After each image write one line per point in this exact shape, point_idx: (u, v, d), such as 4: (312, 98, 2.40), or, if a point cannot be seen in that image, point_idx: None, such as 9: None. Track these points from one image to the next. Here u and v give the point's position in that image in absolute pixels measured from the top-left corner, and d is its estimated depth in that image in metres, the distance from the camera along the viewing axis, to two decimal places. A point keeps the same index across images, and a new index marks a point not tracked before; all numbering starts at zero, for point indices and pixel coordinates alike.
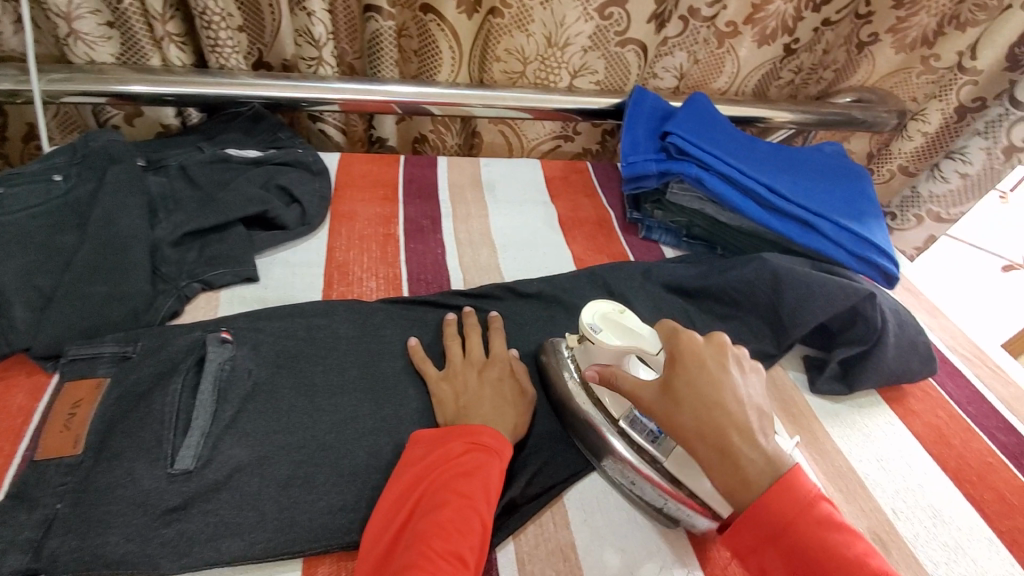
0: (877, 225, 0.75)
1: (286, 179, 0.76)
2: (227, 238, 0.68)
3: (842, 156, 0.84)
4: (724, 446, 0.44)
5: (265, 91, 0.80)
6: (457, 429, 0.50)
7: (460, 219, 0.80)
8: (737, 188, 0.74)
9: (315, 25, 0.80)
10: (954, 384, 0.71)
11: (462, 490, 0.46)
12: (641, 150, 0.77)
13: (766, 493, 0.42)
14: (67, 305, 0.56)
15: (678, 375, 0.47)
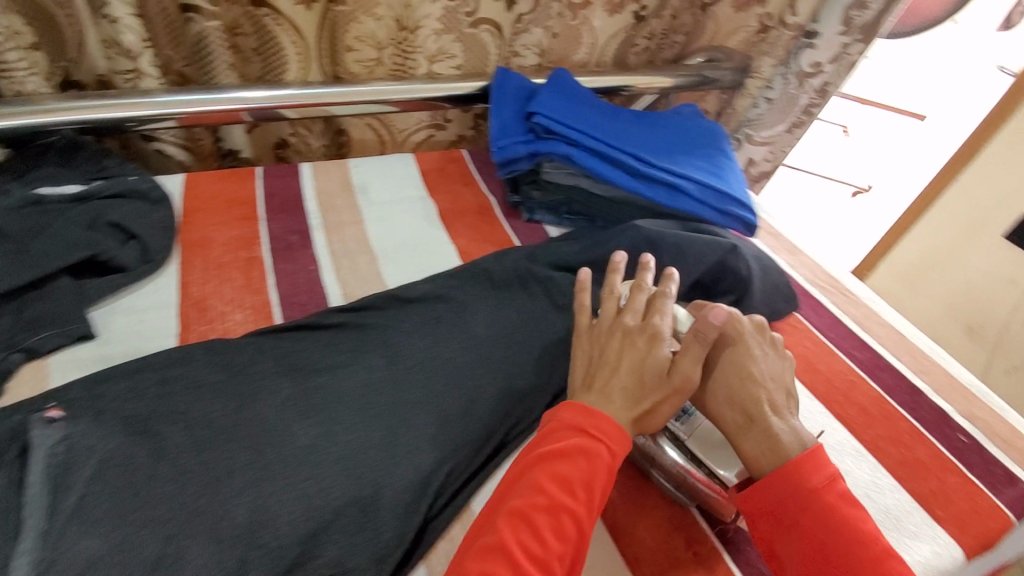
0: (733, 176, 0.83)
1: (119, 215, 0.66)
2: (49, 293, 0.58)
3: (701, 119, 0.91)
4: (753, 416, 0.52)
5: (80, 115, 0.68)
6: (582, 413, 0.50)
7: (334, 229, 0.76)
8: (607, 161, 0.79)
9: (123, 32, 0.69)
10: (816, 314, 0.78)
11: (562, 485, 0.46)
12: (509, 133, 0.81)
13: (796, 460, 0.48)
14: None
15: (719, 356, 0.56)
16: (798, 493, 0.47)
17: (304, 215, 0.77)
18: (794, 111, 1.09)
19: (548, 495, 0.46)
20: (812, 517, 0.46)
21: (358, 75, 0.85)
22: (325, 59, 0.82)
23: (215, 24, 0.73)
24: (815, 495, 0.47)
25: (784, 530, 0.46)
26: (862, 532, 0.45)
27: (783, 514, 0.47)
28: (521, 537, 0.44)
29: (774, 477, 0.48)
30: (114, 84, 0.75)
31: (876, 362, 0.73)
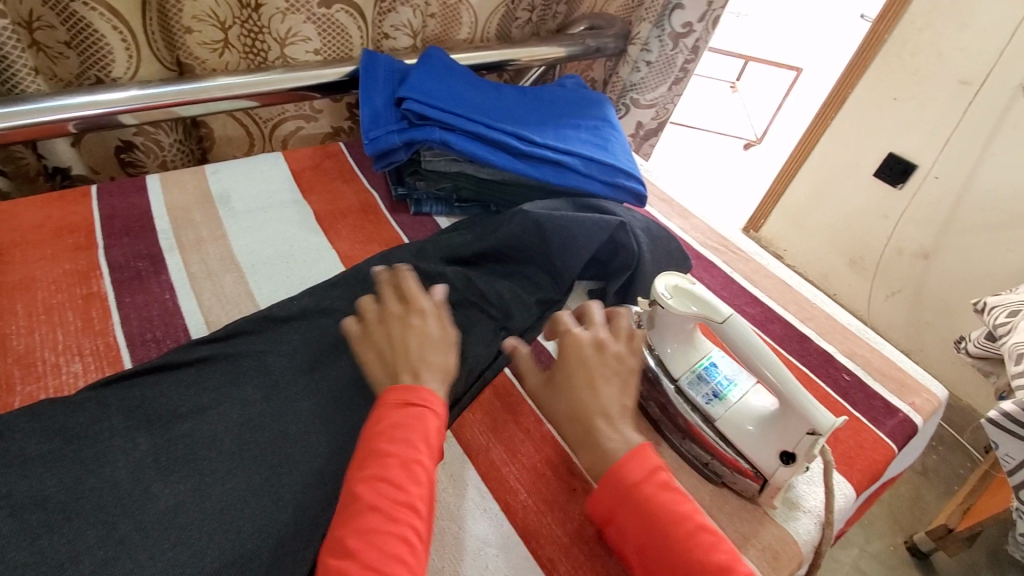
0: (622, 150, 0.81)
1: None
2: (107, 272, 0.62)
3: (581, 88, 0.90)
4: (589, 429, 0.47)
5: (177, 86, 0.73)
6: (395, 390, 0.48)
7: (359, 211, 0.77)
8: (486, 143, 0.72)
9: (218, 6, 0.75)
10: (815, 311, 0.77)
11: (416, 437, 0.46)
12: (381, 123, 0.72)
13: (618, 465, 0.45)
14: None
15: (565, 367, 0.51)
16: (620, 495, 0.44)
17: (340, 192, 0.79)
18: (671, 71, 1.15)
19: (398, 456, 0.44)
20: (642, 512, 0.43)
21: (394, 41, 0.92)
22: (374, 30, 0.89)
23: (285, 3, 0.78)
24: (635, 494, 0.44)
25: (619, 520, 0.44)
26: (678, 520, 0.43)
27: (619, 511, 0.44)
28: (382, 494, 0.42)
29: (613, 479, 0.45)
30: (195, 54, 0.77)
31: (841, 335, 0.74)
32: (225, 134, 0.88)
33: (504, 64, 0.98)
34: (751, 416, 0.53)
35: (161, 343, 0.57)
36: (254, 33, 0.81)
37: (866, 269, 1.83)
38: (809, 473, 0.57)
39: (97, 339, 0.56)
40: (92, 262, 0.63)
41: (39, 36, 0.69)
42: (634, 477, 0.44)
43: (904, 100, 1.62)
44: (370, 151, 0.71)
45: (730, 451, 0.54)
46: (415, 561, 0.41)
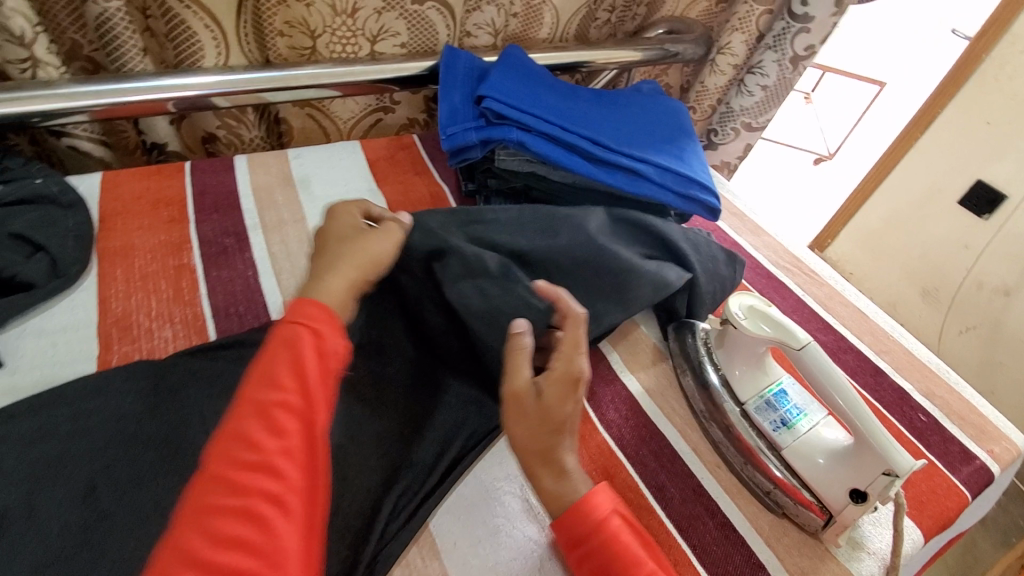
0: (697, 160, 0.79)
1: (19, 222, 0.58)
2: (193, 247, 0.65)
3: (658, 94, 0.89)
4: (552, 461, 0.45)
5: (261, 77, 0.76)
6: (283, 316, 0.46)
7: (429, 205, 0.78)
8: (562, 146, 0.72)
9: (311, 15, 0.78)
10: (891, 346, 0.73)
11: (288, 380, 0.42)
12: (459, 119, 0.73)
13: (580, 508, 0.44)
14: (32, 333, 0.54)
15: (552, 387, 0.46)
16: (585, 533, 0.43)
17: (412, 183, 0.81)
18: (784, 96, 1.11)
19: (262, 407, 0.40)
20: (602, 550, 0.42)
21: (475, 40, 0.93)
22: (458, 27, 0.90)
23: (380, 2, 0.80)
24: (600, 529, 0.43)
25: (584, 558, 0.43)
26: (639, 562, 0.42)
27: (580, 548, 0.43)
28: (238, 459, 0.38)
29: (574, 516, 0.44)
30: (281, 54, 0.81)
31: (921, 374, 0.70)
32: (303, 130, 0.92)
33: (576, 65, 0.97)
34: (823, 449, 0.52)
35: (242, 318, 0.60)
36: (344, 39, 0.83)
37: (940, 301, 1.73)
38: (877, 514, 0.55)
39: (185, 309, 0.59)
40: (183, 235, 0.66)
41: (149, 23, 0.73)
42: (597, 513, 0.43)
43: (998, 125, 1.51)
44: (446, 146, 0.72)
45: (794, 480, 0.53)
46: (270, 545, 0.35)
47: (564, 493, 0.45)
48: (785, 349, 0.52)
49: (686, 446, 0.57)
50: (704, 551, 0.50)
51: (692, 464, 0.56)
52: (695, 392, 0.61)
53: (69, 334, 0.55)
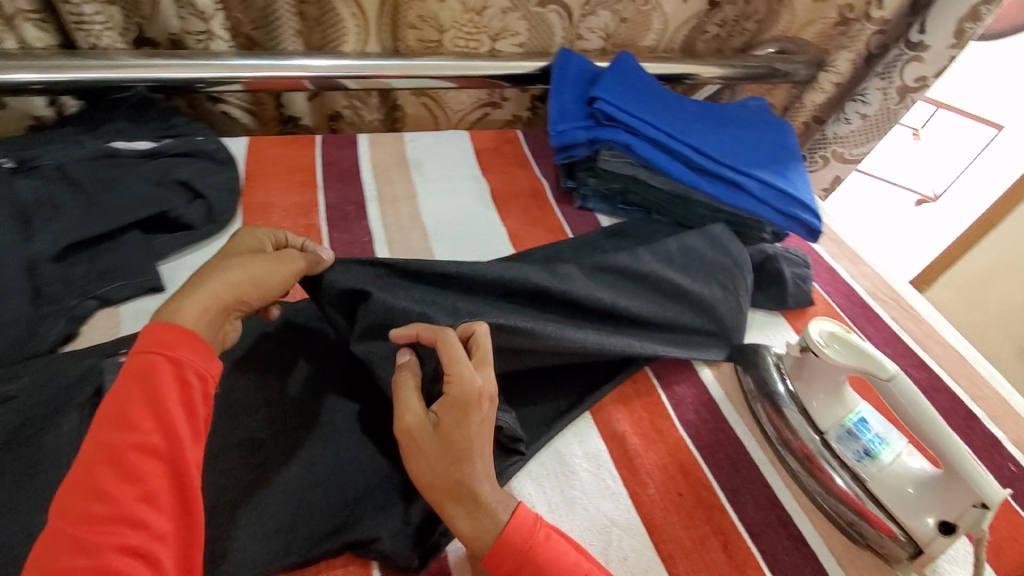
0: (799, 179, 0.79)
1: (187, 173, 0.68)
2: (319, 210, 0.73)
3: (765, 111, 0.89)
4: (468, 497, 0.43)
5: (393, 65, 0.84)
6: (141, 344, 0.42)
7: (529, 196, 0.82)
8: (667, 153, 0.74)
9: (443, 10, 0.84)
10: (993, 393, 0.69)
11: (153, 421, 0.40)
12: (568, 118, 0.77)
13: (502, 536, 0.42)
14: (185, 267, 0.63)
15: (447, 420, 0.44)
16: (520, 556, 0.41)
17: (514, 175, 0.85)
18: (890, 125, 1.03)
19: (130, 450, 0.38)
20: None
21: (586, 43, 0.97)
22: (573, 30, 0.94)
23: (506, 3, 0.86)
24: (533, 545, 0.42)
25: None
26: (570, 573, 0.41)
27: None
28: (94, 512, 0.36)
29: (500, 552, 0.42)
30: (410, 47, 0.88)
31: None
32: (416, 117, 0.98)
33: (681, 77, 0.98)
34: (906, 477, 0.51)
35: None
36: (468, 34, 0.89)
37: None
38: (952, 552, 0.53)
39: None
40: (312, 199, 0.74)
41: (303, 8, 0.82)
42: (519, 542, 0.42)
43: None
44: (555, 141, 0.75)
45: (872, 506, 0.52)
46: None
47: (485, 528, 0.42)
48: (870, 378, 0.51)
49: (763, 457, 0.57)
50: (773, 559, 0.50)
51: (768, 475, 0.56)
52: (767, 419, 0.59)
53: None
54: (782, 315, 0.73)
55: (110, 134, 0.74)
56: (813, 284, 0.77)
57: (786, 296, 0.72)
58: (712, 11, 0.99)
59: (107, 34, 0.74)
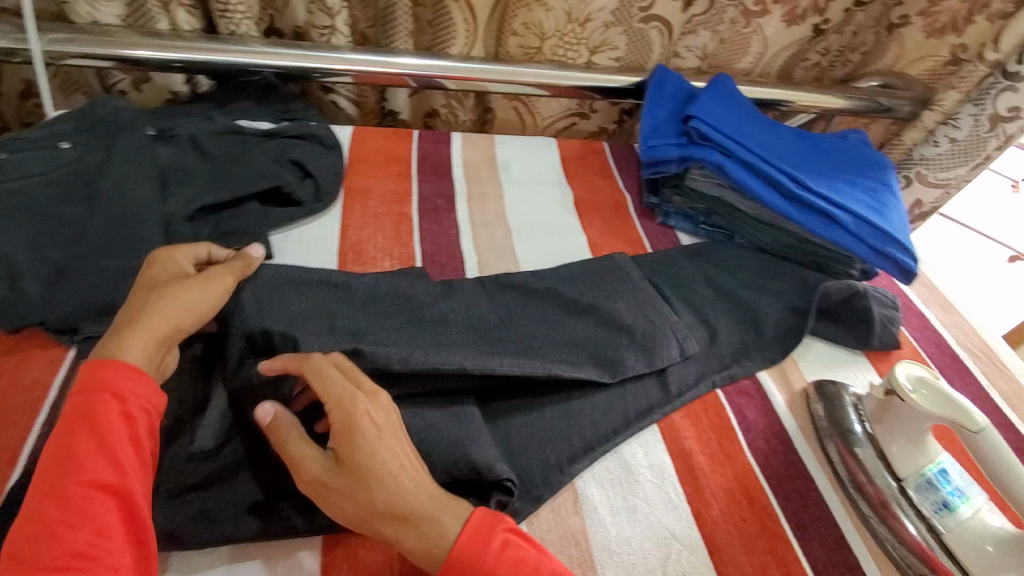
0: (897, 217, 0.76)
1: (300, 154, 0.74)
2: (410, 201, 0.77)
3: (865, 145, 0.86)
4: (398, 517, 0.42)
5: (494, 69, 0.87)
6: (80, 388, 0.43)
7: (611, 208, 0.84)
8: (759, 177, 0.74)
9: (547, 19, 0.87)
10: None
11: (104, 460, 0.40)
12: (662, 134, 0.77)
13: (450, 552, 0.41)
14: (289, 240, 0.68)
15: (341, 449, 0.43)
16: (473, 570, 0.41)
17: (598, 186, 0.87)
18: (980, 156, 0.98)
19: (71, 489, 0.38)
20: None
21: (681, 61, 0.98)
22: (671, 47, 0.95)
23: (610, 16, 0.88)
24: (482, 556, 0.42)
25: None
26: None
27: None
28: (38, 554, 0.36)
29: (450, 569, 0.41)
30: (511, 53, 0.91)
31: None
32: (505, 120, 1.02)
33: (776, 103, 0.97)
34: (990, 536, 0.49)
35: (444, 267, 0.69)
36: (568, 44, 0.91)
37: None
38: None
39: (402, 249, 0.70)
40: (406, 189, 0.78)
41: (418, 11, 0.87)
42: (468, 557, 0.41)
43: None
44: (645, 156, 0.76)
45: (949, 562, 0.50)
46: None
47: (431, 541, 0.42)
48: (959, 430, 0.49)
49: (834, 495, 0.55)
50: None
51: (838, 515, 0.54)
52: (838, 457, 0.57)
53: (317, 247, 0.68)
54: (864, 355, 0.71)
55: (236, 113, 0.81)
56: (901, 328, 0.74)
57: (872, 336, 0.69)
58: (817, 39, 0.96)
59: (245, 23, 0.81)
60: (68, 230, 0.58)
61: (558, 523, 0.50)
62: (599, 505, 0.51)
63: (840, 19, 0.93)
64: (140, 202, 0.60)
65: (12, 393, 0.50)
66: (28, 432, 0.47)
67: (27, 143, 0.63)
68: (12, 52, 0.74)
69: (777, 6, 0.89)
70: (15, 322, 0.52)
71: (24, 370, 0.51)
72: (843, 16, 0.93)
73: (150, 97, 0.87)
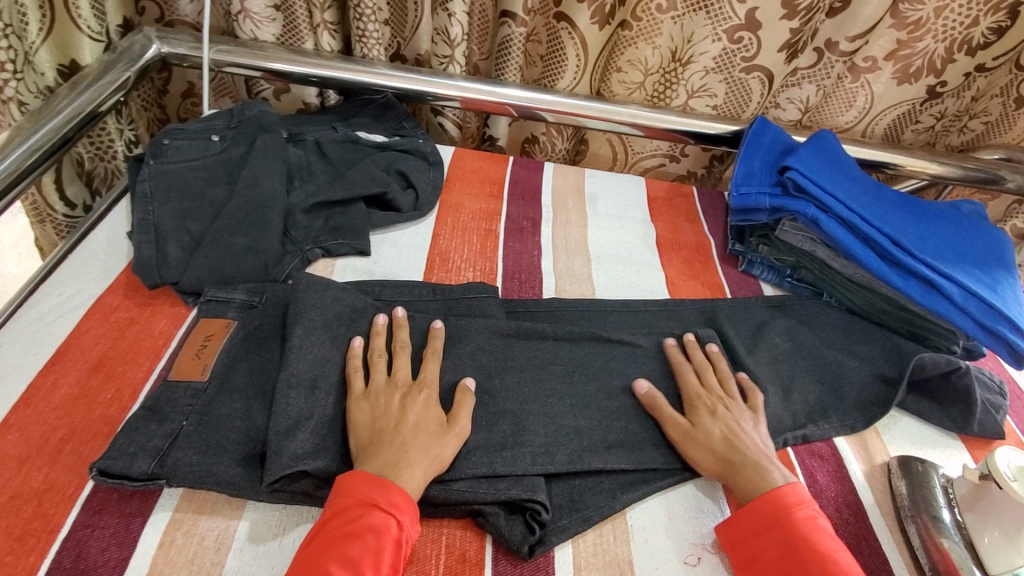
0: (1011, 295, 0.70)
1: (406, 165, 0.80)
2: (498, 220, 0.81)
3: (981, 217, 0.80)
4: (733, 468, 0.53)
5: (594, 103, 0.91)
6: (361, 484, 0.45)
7: (693, 250, 0.83)
8: (855, 234, 0.72)
9: (652, 57, 0.91)
10: None
11: (337, 562, 0.41)
12: (754, 183, 0.77)
13: (775, 491, 0.50)
14: (386, 240, 0.74)
15: (699, 407, 0.57)
16: (784, 514, 0.48)
17: (682, 227, 0.87)
18: None
19: None
20: (777, 542, 0.47)
21: (781, 111, 0.97)
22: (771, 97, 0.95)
23: (712, 64, 0.90)
24: (790, 510, 0.48)
25: (772, 533, 0.48)
26: (823, 550, 0.46)
27: (751, 539, 0.48)
28: None
29: (747, 509, 0.49)
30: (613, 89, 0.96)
31: None
32: (597, 154, 1.05)
33: (883, 165, 0.93)
34: None
35: (522, 284, 0.72)
36: (668, 83, 0.94)
37: None
38: None
39: (486, 263, 0.74)
40: (496, 209, 0.83)
41: (531, 46, 0.94)
42: (787, 500, 0.49)
43: None
44: (735, 203, 0.75)
45: None
46: None
47: (759, 479, 0.51)
48: None
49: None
50: None
51: None
52: (920, 542, 0.52)
53: (410, 250, 0.73)
54: (961, 439, 0.65)
55: (355, 127, 0.91)
56: (1006, 417, 0.67)
57: (972, 420, 0.63)
58: (931, 101, 0.92)
59: (376, 48, 0.91)
60: (210, 208, 0.67)
61: (603, 549, 0.49)
62: (651, 541, 0.50)
63: (960, 84, 0.89)
64: (269, 191, 0.69)
65: (144, 338, 0.57)
66: (150, 373, 0.54)
67: (187, 134, 0.74)
68: (187, 59, 0.87)
69: (889, 63, 0.87)
70: (156, 279, 0.61)
71: (152, 321, 0.59)
72: (962, 79, 0.89)
73: (286, 105, 0.99)
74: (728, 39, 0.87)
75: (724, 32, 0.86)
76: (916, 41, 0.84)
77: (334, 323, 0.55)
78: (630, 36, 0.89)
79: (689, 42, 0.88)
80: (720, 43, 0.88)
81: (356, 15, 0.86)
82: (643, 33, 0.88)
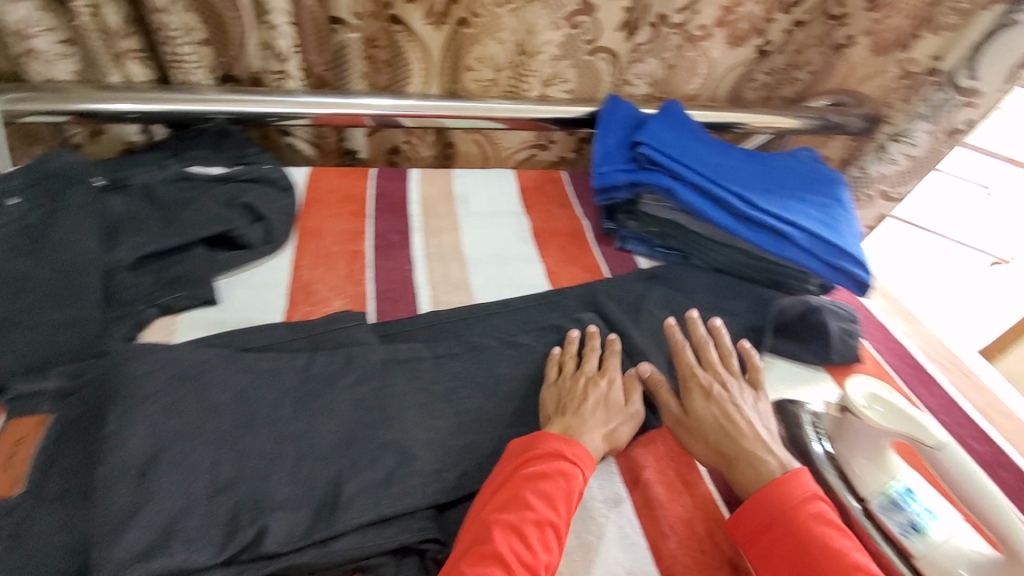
0: (848, 230, 0.77)
1: (251, 197, 0.73)
2: (366, 238, 0.77)
3: (815, 162, 0.87)
4: (733, 458, 0.54)
5: (449, 104, 0.88)
6: (554, 440, 0.52)
7: (568, 235, 0.84)
8: (708, 197, 0.75)
9: (500, 51, 0.90)
10: None
11: (533, 495, 0.48)
12: (611, 161, 0.79)
13: (781, 478, 0.50)
14: (240, 283, 0.67)
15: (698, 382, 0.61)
16: (789, 506, 0.48)
17: (555, 214, 0.87)
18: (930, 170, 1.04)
19: (537, 511, 0.46)
20: (786, 536, 0.47)
21: (632, 87, 0.99)
22: (620, 75, 0.97)
23: (558, 50, 0.90)
24: (797, 502, 0.48)
25: (778, 528, 0.47)
26: (831, 542, 0.45)
27: (760, 536, 0.48)
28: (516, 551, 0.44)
29: (754, 501, 0.49)
30: (468, 88, 0.93)
31: None
32: (467, 154, 1.03)
33: (728, 125, 0.98)
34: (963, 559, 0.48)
35: (396, 303, 0.69)
36: (521, 76, 0.93)
37: None
38: None
39: (356, 287, 0.70)
40: (362, 228, 0.78)
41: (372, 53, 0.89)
42: (799, 491, 0.49)
43: None
44: (596, 182, 0.78)
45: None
46: None
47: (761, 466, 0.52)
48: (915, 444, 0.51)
49: None
50: None
51: None
52: None
53: (268, 290, 0.67)
54: (826, 370, 0.70)
55: (190, 161, 0.82)
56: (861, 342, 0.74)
57: (830, 352, 0.69)
58: (762, 60, 0.99)
59: (197, 72, 0.83)
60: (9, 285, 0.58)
61: None
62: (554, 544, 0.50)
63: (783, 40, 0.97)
64: (83, 254, 0.60)
65: None
66: None
67: None
68: None
69: (718, 29, 0.92)
70: None
71: None
72: (784, 36, 0.96)
73: (105, 148, 0.88)
74: (569, 25, 0.88)
75: (564, 18, 0.87)
76: (738, 6, 0.89)
77: (174, 392, 0.48)
78: (471, 33, 0.87)
79: (531, 32, 0.88)
80: (562, 29, 0.88)
81: (164, 40, 0.78)
82: (484, 28, 0.86)
